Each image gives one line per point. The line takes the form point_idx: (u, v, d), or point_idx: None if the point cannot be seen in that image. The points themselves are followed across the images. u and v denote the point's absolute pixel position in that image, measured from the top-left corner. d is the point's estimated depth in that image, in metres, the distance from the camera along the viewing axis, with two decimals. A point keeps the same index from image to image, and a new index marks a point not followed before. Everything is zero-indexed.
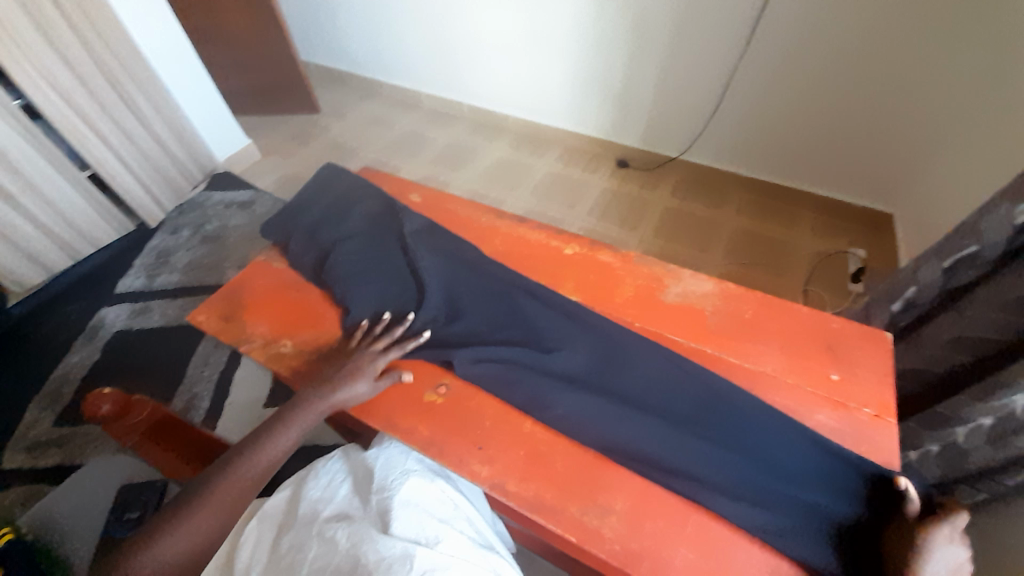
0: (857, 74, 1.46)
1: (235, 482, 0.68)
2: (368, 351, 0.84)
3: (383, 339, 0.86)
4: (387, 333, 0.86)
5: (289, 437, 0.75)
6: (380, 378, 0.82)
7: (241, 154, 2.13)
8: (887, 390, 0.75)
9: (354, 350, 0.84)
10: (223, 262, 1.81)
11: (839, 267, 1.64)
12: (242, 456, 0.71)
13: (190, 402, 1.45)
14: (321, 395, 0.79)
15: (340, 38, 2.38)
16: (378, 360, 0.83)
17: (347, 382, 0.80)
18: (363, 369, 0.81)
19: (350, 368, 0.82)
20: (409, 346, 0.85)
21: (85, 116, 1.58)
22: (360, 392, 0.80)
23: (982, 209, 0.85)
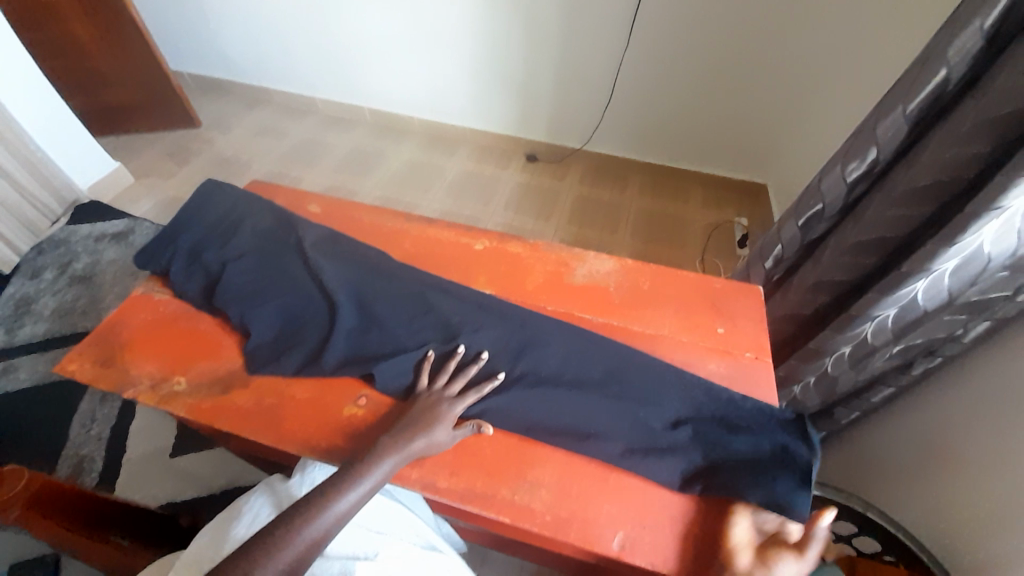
0: (727, 60, 1.63)
1: (286, 551, 0.58)
2: (443, 395, 0.76)
3: (460, 379, 0.78)
4: (464, 372, 0.79)
5: (355, 494, 0.65)
6: (458, 427, 0.74)
7: (111, 177, 1.91)
8: (763, 334, 0.86)
9: (429, 393, 0.76)
10: (102, 303, 1.60)
11: (728, 235, 1.82)
12: (301, 517, 0.61)
13: (80, 465, 1.28)
14: (395, 447, 0.70)
15: (216, 44, 2.19)
16: (456, 405, 0.74)
17: (424, 432, 0.71)
18: (440, 414, 0.73)
19: (425, 414, 0.73)
20: (485, 387, 0.76)
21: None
22: (437, 441, 0.72)
23: (822, 172, 1.03)
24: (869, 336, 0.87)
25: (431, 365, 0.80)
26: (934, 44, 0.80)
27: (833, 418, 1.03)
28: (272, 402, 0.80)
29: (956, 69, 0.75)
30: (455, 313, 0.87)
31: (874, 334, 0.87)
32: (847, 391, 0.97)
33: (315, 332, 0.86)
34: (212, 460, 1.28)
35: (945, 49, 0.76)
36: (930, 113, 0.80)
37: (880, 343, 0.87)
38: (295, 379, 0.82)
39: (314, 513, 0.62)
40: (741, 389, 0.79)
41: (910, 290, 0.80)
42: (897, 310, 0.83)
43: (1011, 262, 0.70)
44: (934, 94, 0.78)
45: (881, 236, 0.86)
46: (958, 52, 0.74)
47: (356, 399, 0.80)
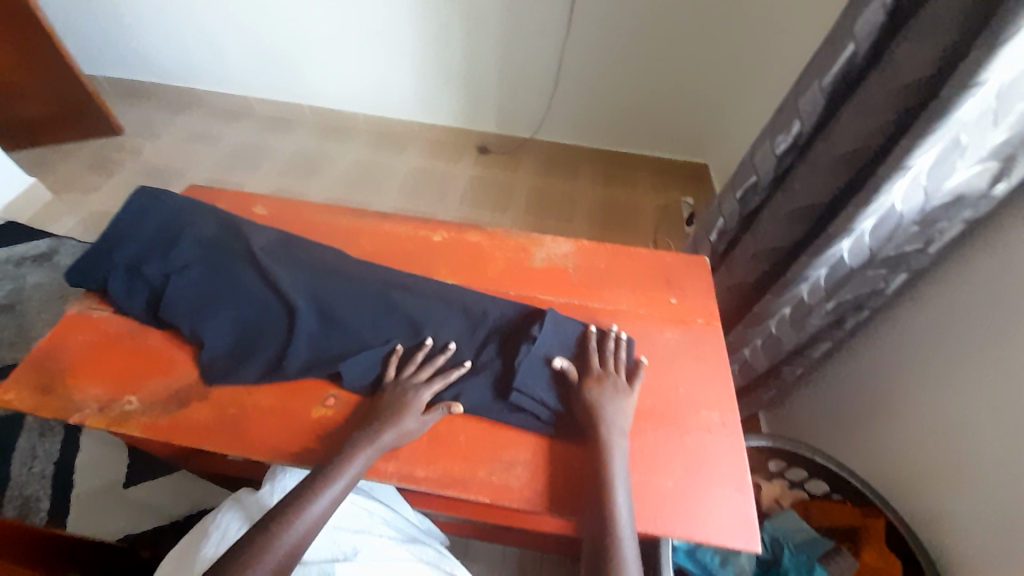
0: (662, 46, 1.70)
1: (272, 555, 0.58)
2: (411, 385, 0.76)
3: (426, 368, 0.79)
4: (430, 362, 0.79)
5: (333, 492, 0.65)
6: (426, 412, 0.74)
7: (27, 195, 1.75)
8: (712, 301, 0.91)
9: (396, 384, 0.77)
10: (30, 332, 1.48)
11: (676, 213, 1.91)
12: (280, 524, 0.61)
13: (23, 506, 1.19)
14: (368, 440, 0.70)
15: (135, 44, 2.04)
16: (424, 391, 0.75)
17: (394, 421, 0.72)
18: (408, 402, 0.74)
19: (394, 406, 0.73)
20: (452, 373, 0.77)
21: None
22: (408, 429, 0.72)
23: (754, 147, 1.09)
24: (805, 296, 0.95)
25: (398, 358, 0.80)
26: (841, 24, 0.86)
27: (779, 374, 1.12)
28: (233, 412, 0.78)
29: (861, 46, 0.82)
30: (416, 306, 0.87)
31: (810, 293, 0.94)
32: (788, 350, 1.05)
33: (274, 336, 0.83)
34: (173, 484, 1.21)
35: (850, 29, 0.83)
36: (842, 88, 0.88)
37: (815, 301, 0.94)
38: (256, 386, 0.80)
39: (294, 517, 0.62)
40: (696, 353, 0.84)
41: (837, 251, 0.87)
42: (828, 270, 0.90)
43: (919, 218, 0.78)
44: (844, 70, 0.85)
45: (809, 202, 0.94)
46: (863, 29, 0.80)
47: (322, 400, 0.79)
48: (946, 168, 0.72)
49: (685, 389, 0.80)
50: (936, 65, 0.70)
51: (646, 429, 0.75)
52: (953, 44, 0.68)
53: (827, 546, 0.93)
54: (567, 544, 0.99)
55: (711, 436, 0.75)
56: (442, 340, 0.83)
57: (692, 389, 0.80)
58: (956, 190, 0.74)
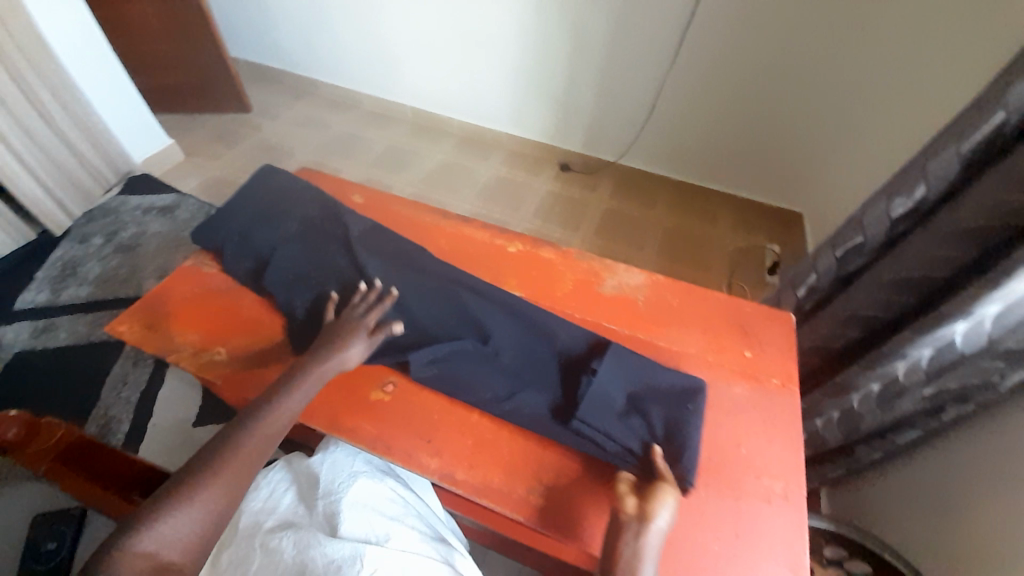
0: (771, 86, 1.63)
1: (237, 451, 0.64)
2: (349, 318, 0.84)
3: (362, 304, 0.86)
4: (365, 298, 0.87)
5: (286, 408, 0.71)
6: (369, 337, 0.82)
7: (163, 154, 2.01)
8: (790, 362, 0.85)
9: (337, 320, 0.84)
10: (144, 273, 1.68)
11: (757, 260, 1.80)
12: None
13: (108, 424, 1.35)
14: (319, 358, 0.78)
15: (272, 34, 2.28)
16: (364, 328, 0.83)
17: (340, 347, 0.80)
18: (353, 332, 0.81)
19: (334, 336, 0.81)
20: (381, 307, 0.85)
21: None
22: (353, 355, 0.80)
23: (866, 206, 1.01)
24: (900, 375, 0.86)
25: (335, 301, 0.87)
26: (992, 86, 0.78)
27: (853, 455, 1.01)
28: None
29: (1013, 114, 0.73)
30: (479, 311, 0.89)
31: (905, 374, 0.85)
32: (869, 431, 0.96)
33: (347, 316, 0.89)
34: None
35: (1002, 95, 0.75)
36: (982, 156, 0.79)
37: (911, 383, 0.85)
38: None
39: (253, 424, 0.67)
40: (763, 414, 0.78)
41: (948, 332, 0.78)
42: (931, 351, 0.81)
43: None
44: (988, 138, 0.77)
45: (922, 274, 0.85)
46: (1018, 96, 0.72)
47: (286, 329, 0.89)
48: None
49: (746, 449, 0.75)
50: None
51: (696, 482, 0.71)
52: None
53: None
54: None
55: (769, 507, 0.69)
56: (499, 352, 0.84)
57: (754, 452, 0.75)
58: None
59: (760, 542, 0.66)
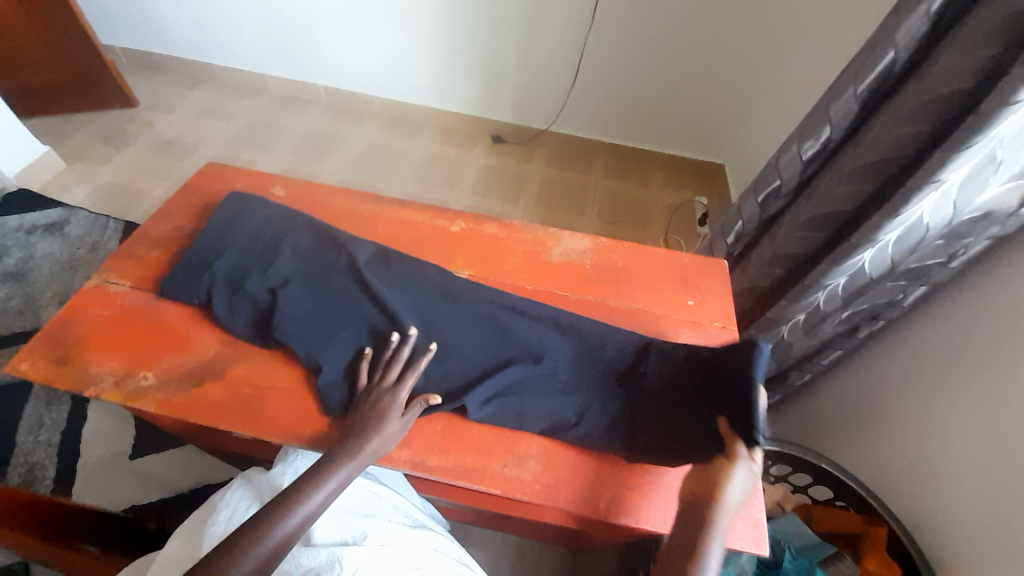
0: (688, 42, 1.67)
1: (253, 555, 0.57)
2: (385, 389, 0.74)
3: (395, 366, 0.76)
4: (400, 360, 0.77)
5: (309, 506, 0.63)
6: (406, 411, 0.73)
7: (40, 163, 1.75)
8: (729, 305, 0.91)
9: (371, 390, 0.74)
10: (41, 301, 1.48)
11: (689, 213, 1.89)
12: (281, 517, 0.61)
13: (29, 473, 1.20)
14: (352, 444, 0.69)
15: (150, 15, 2.01)
16: (400, 398, 0.73)
17: (375, 428, 0.70)
18: (387, 410, 0.72)
19: (372, 412, 0.71)
20: (420, 363, 0.76)
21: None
22: (390, 433, 0.71)
23: (779, 151, 1.08)
24: (821, 304, 0.94)
25: (368, 361, 0.77)
26: (880, 29, 0.85)
27: (788, 381, 1.12)
28: (247, 393, 0.78)
29: (899, 52, 0.80)
30: (429, 294, 0.87)
31: (826, 302, 0.94)
32: (800, 357, 1.05)
33: (286, 316, 0.82)
34: (178, 459, 1.23)
35: (890, 37, 0.81)
36: (877, 94, 0.86)
37: (831, 310, 0.94)
38: (270, 369, 0.81)
39: (272, 524, 0.60)
40: None
41: (857, 260, 0.86)
42: (846, 279, 0.89)
43: (946, 234, 0.77)
44: (881, 77, 0.84)
45: (833, 209, 0.92)
46: (904, 35, 0.79)
47: (304, 395, 0.78)
48: (977, 183, 0.71)
49: None
50: (975, 77, 0.68)
51: None
52: (994, 57, 0.66)
53: (830, 550, 0.93)
54: (567, 537, 0.99)
55: None
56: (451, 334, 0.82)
57: None
58: (986, 205, 0.72)
59: None
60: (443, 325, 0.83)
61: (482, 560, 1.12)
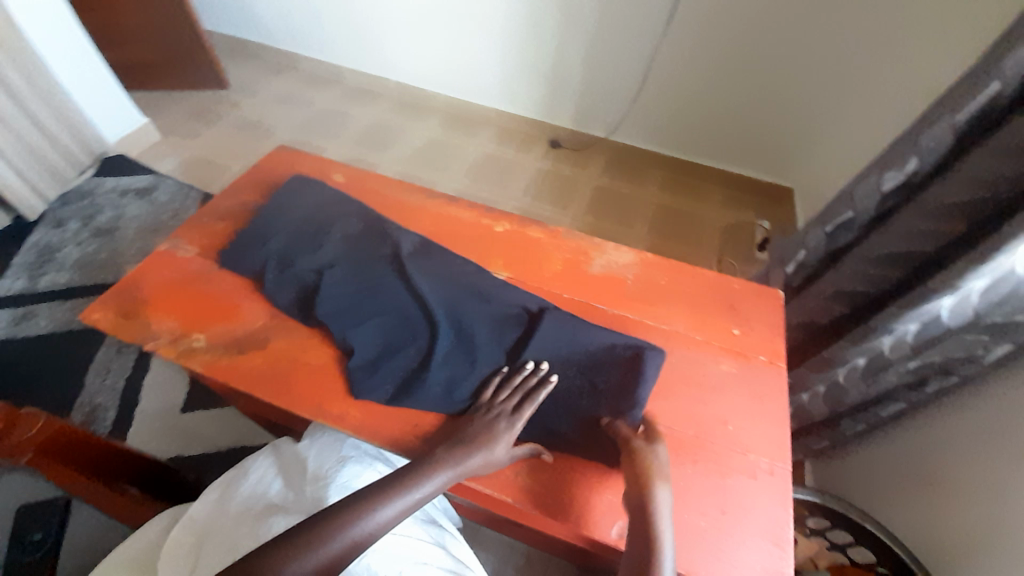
0: (765, 58, 1.59)
1: (332, 546, 0.56)
2: (505, 413, 0.72)
3: (519, 394, 0.74)
4: (522, 388, 0.75)
5: (388, 513, 0.61)
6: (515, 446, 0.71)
7: (138, 133, 1.93)
8: (778, 338, 0.85)
9: (488, 409, 0.73)
10: (124, 257, 1.64)
11: (747, 236, 1.79)
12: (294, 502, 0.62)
13: (93, 412, 1.33)
14: (448, 462, 0.67)
15: (246, 5, 2.17)
16: (514, 424, 0.71)
17: (481, 449, 0.69)
18: (501, 436, 0.70)
19: (480, 434, 0.70)
20: (539, 396, 0.73)
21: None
22: (495, 459, 0.69)
23: (856, 180, 1.00)
24: (886, 349, 0.86)
25: (500, 378, 0.77)
26: (987, 57, 0.76)
27: (838, 428, 1.03)
28: (283, 365, 0.82)
29: (1008, 84, 0.71)
30: (464, 291, 0.88)
31: (891, 348, 0.86)
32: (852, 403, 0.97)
33: (328, 297, 0.86)
34: (220, 418, 1.31)
35: (999, 62, 0.73)
36: (976, 128, 0.77)
37: (897, 357, 0.85)
38: (307, 345, 0.84)
39: (357, 517, 0.59)
40: (749, 391, 0.79)
41: (933, 306, 0.78)
42: (918, 326, 0.81)
43: None
44: (983, 108, 0.75)
45: (909, 248, 0.84)
46: (1013, 63, 0.70)
47: (336, 374, 0.81)
48: None
49: (733, 427, 0.75)
50: None
51: (684, 461, 0.72)
52: None
53: None
54: (578, 554, 0.97)
55: (754, 482, 0.70)
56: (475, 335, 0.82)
57: (741, 428, 0.75)
58: None
59: (747, 517, 0.67)
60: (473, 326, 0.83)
61: (489, 563, 1.11)
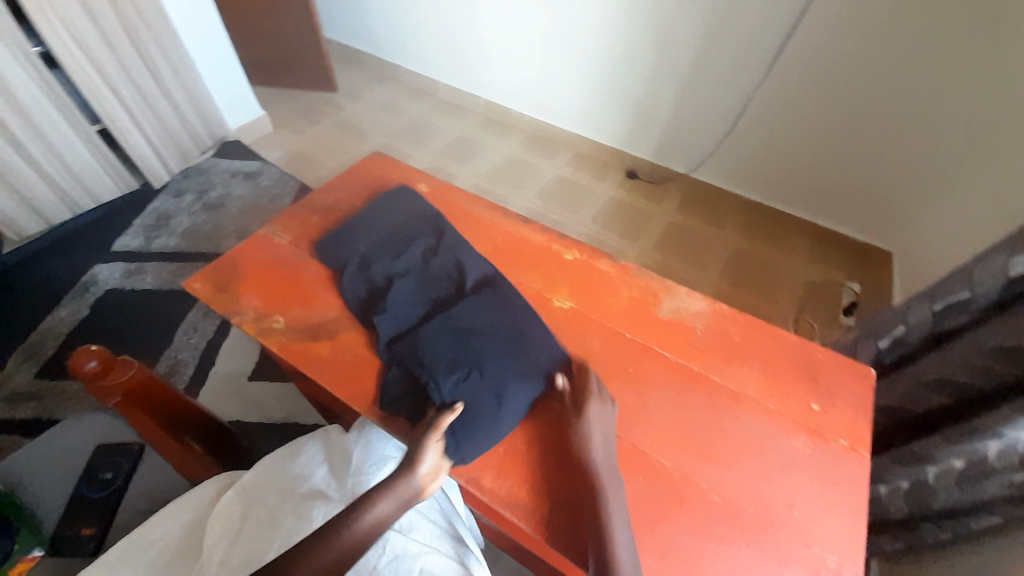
0: (875, 111, 1.48)
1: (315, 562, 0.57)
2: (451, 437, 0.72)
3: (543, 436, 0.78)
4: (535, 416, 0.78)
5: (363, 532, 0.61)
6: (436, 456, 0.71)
7: (254, 124, 2.15)
8: (863, 422, 0.76)
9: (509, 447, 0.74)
10: (223, 231, 1.82)
11: (831, 297, 1.65)
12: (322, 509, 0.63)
13: (175, 366, 1.47)
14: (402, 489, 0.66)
15: (363, 18, 2.37)
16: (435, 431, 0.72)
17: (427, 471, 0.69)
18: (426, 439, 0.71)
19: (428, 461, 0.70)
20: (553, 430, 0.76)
21: (99, 66, 1.60)
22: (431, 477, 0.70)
23: (977, 258, 0.88)
24: (991, 455, 0.75)
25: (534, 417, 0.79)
26: None
27: (916, 533, 0.90)
28: (347, 357, 0.87)
29: None
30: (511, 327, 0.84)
31: (997, 455, 0.74)
32: (939, 509, 0.85)
33: (393, 305, 0.89)
34: (279, 392, 1.40)
35: None
36: None
37: (1001, 467, 0.74)
38: (370, 342, 0.89)
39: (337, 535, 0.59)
40: (823, 476, 0.71)
41: None
42: None
43: None
44: None
45: None
46: None
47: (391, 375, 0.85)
48: None
49: (800, 514, 0.68)
50: None
51: (739, 541, 0.66)
52: None
53: None
54: None
55: None
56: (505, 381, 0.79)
57: (809, 517, 0.68)
58: None
59: None
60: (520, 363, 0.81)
61: None
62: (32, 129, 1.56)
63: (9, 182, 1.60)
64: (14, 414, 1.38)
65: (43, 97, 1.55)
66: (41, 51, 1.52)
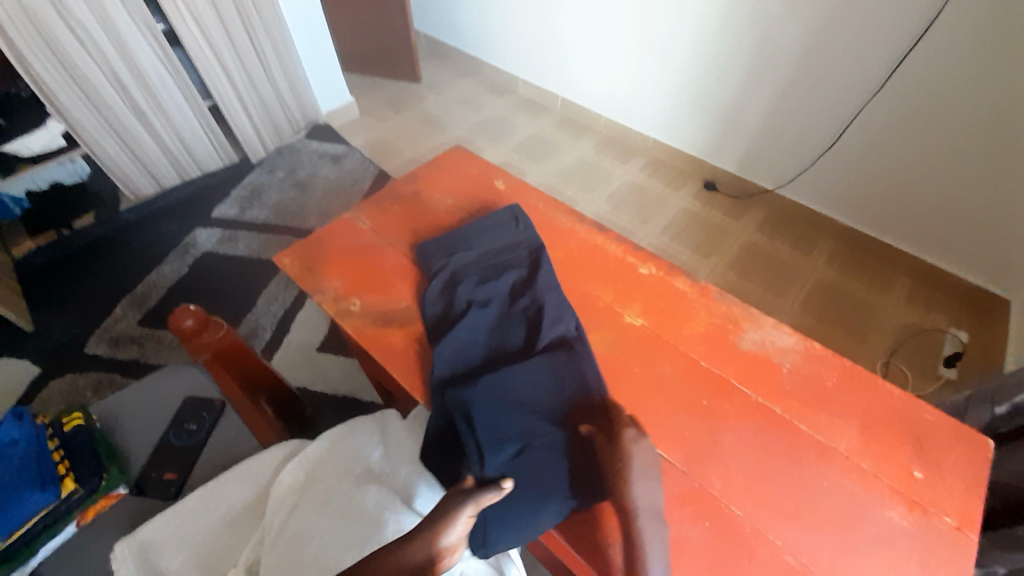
0: (1006, 145, 1.28)
1: None
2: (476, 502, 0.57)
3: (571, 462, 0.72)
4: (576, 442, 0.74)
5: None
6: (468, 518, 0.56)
7: (344, 109, 2.26)
8: (976, 502, 0.67)
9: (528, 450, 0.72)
10: (307, 210, 1.94)
11: (933, 345, 1.47)
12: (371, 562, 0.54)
13: (254, 330, 1.59)
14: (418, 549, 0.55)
15: (453, 14, 2.41)
16: (470, 502, 0.56)
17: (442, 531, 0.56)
18: (457, 508, 0.56)
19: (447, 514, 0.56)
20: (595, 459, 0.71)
21: (213, 46, 1.74)
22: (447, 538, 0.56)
23: None
24: None
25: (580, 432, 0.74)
26: None
27: None
28: (414, 349, 0.91)
29: None
30: (551, 365, 0.81)
31: None
32: None
33: (462, 333, 0.87)
34: (343, 366, 1.48)
35: None
36: None
37: None
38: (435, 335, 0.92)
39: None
40: (920, 556, 0.63)
41: None
42: None
43: None
44: None
45: None
46: None
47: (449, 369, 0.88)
48: None
49: None
50: None
51: None
52: None
53: None
54: None
55: None
56: (542, 436, 0.74)
57: None
58: None
59: None
60: (570, 411, 0.77)
61: None
62: (154, 102, 1.75)
63: (131, 147, 1.80)
64: (119, 353, 1.56)
65: (165, 73, 1.72)
66: (163, 29, 1.67)
